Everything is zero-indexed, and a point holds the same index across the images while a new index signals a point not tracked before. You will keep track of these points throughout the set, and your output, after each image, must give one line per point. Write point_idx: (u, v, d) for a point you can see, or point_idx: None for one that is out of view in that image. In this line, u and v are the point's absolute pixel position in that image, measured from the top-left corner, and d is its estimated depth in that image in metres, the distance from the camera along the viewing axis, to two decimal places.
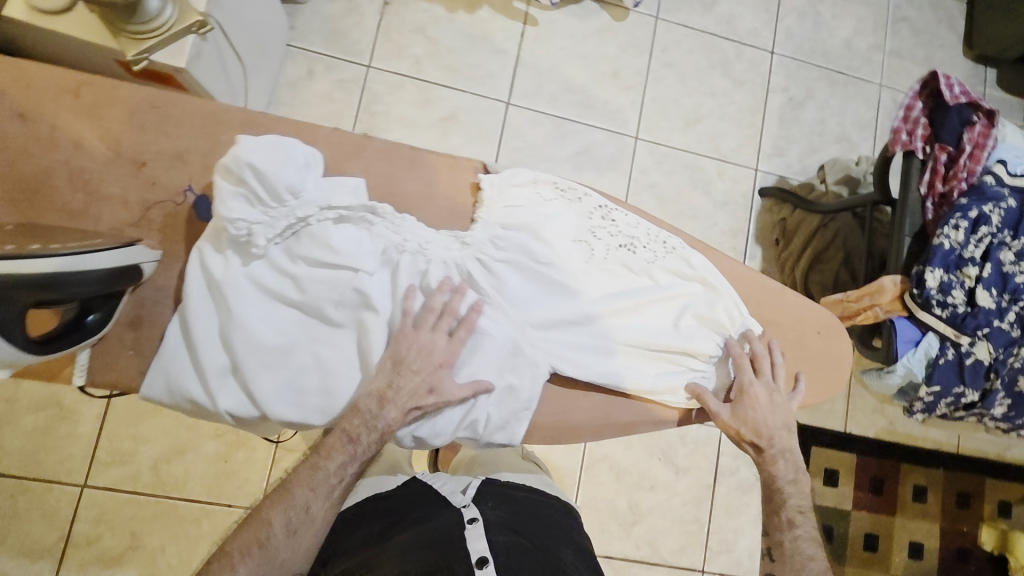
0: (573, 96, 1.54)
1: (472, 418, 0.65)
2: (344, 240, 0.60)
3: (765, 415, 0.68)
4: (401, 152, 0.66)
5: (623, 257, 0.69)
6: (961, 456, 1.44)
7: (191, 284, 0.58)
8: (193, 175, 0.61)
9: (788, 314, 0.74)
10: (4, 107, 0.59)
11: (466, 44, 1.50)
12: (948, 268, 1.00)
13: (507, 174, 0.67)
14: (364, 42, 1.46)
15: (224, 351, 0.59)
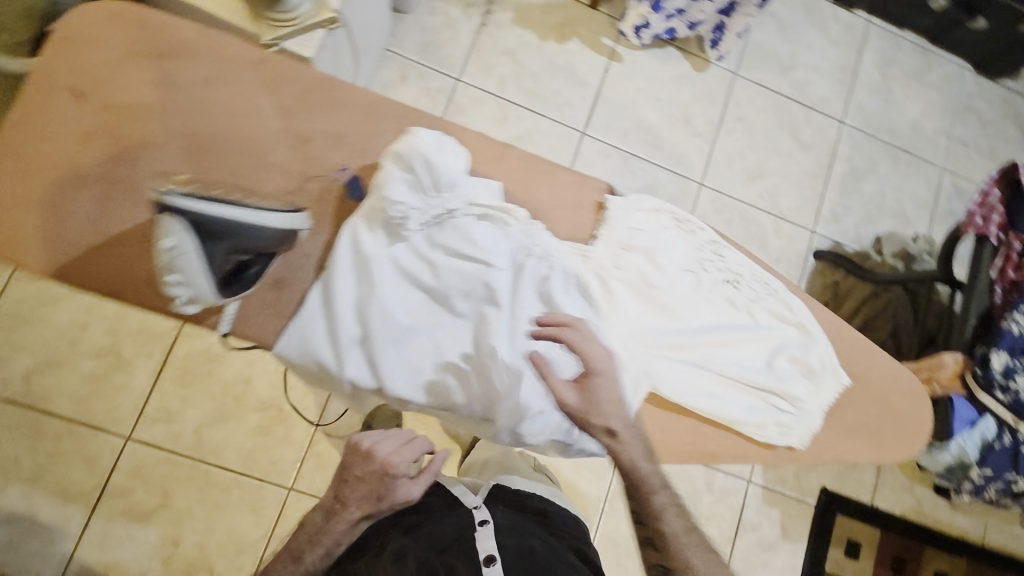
0: (645, 135, 1.59)
1: (569, 422, 0.67)
2: (483, 236, 0.64)
3: (611, 397, 0.65)
4: (539, 164, 0.70)
5: (728, 292, 0.72)
6: (987, 548, 1.41)
7: (339, 255, 0.62)
8: (350, 156, 0.66)
9: (876, 372, 0.76)
10: (196, 72, 0.64)
11: (552, 72, 1.57)
12: (1013, 353, 0.98)
13: (632, 199, 0.71)
14: (456, 56, 1.52)
15: (358, 323, 0.62)
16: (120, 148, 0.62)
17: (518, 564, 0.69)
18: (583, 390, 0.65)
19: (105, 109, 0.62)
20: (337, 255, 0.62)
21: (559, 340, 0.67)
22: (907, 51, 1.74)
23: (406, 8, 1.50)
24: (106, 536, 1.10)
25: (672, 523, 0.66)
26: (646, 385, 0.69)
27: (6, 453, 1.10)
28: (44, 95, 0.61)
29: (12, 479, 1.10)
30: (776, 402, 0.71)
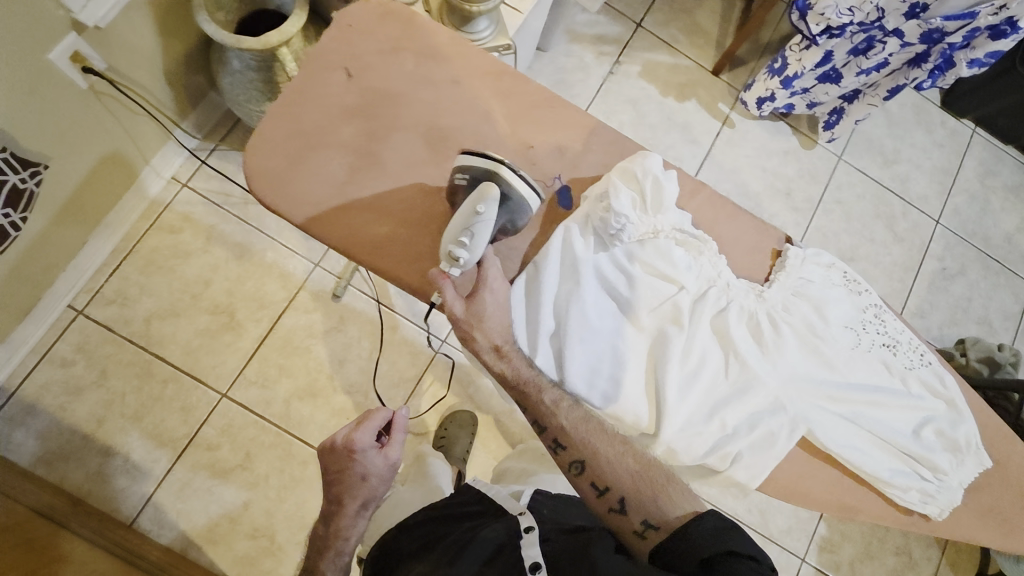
0: (745, 200, 1.65)
1: (723, 449, 0.70)
2: (680, 260, 0.69)
3: (487, 315, 0.65)
4: (726, 206, 0.76)
5: (885, 355, 0.75)
6: None
7: (551, 252, 0.67)
8: (564, 168, 0.73)
9: (1014, 462, 0.77)
10: (450, 72, 0.73)
11: (667, 127, 1.65)
12: None
13: (809, 251, 0.76)
14: (581, 96, 1.62)
15: (554, 318, 0.67)
16: (374, 125, 0.70)
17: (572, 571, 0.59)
18: (468, 305, 0.64)
19: (369, 91, 0.71)
20: (548, 252, 0.67)
21: (726, 369, 0.71)
22: (1010, 166, 1.78)
23: (545, 46, 1.61)
24: (185, 487, 1.11)
25: (569, 420, 0.65)
26: (801, 429, 0.71)
27: (113, 387, 1.12)
28: (324, 69, 0.70)
29: (113, 412, 1.12)
30: (917, 469, 0.73)
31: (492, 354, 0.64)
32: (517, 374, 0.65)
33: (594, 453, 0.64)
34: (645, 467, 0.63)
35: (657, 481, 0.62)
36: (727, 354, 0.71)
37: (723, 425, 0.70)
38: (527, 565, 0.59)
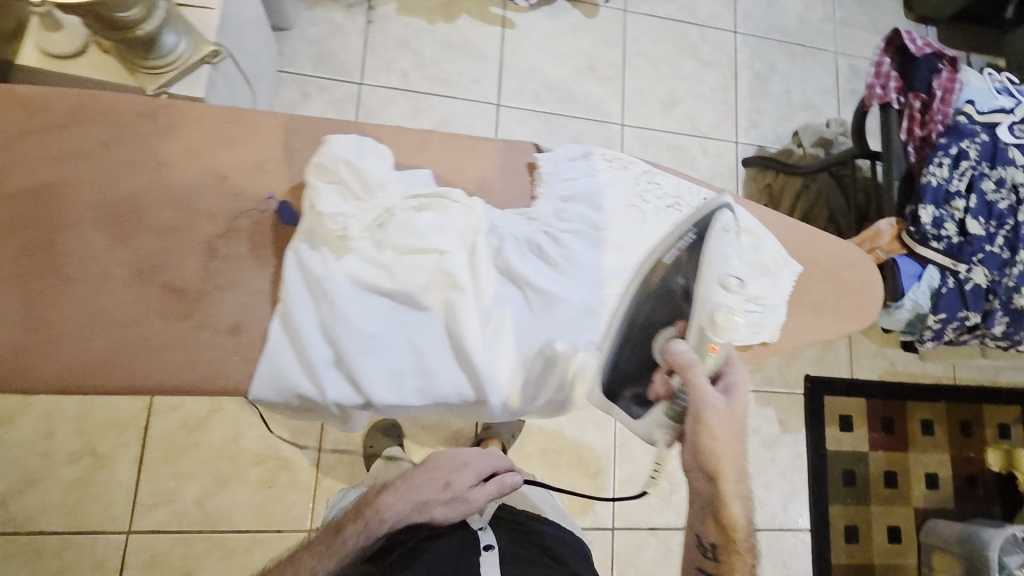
0: (556, 91, 1.63)
1: (558, 380, 0.69)
2: (428, 225, 0.64)
3: (726, 432, 0.63)
4: (463, 141, 0.72)
5: (675, 216, 0.75)
6: (954, 387, 1.84)
7: (290, 282, 0.61)
8: (273, 183, 0.65)
9: (823, 251, 0.81)
10: (90, 137, 0.61)
11: (451, 53, 1.60)
12: (938, 204, 1.15)
13: (561, 151, 0.74)
14: (352, 60, 1.55)
15: (328, 344, 0.62)
16: (33, 237, 0.59)
17: None
18: (722, 408, 0.64)
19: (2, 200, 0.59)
20: (291, 282, 0.61)
21: (529, 306, 0.69)
22: None
23: (289, 25, 1.50)
24: None
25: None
26: None
27: None
28: None
29: None
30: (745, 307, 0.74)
31: (736, 502, 0.65)
32: (737, 525, 0.65)
33: None
34: None
35: None
36: (524, 291, 0.68)
37: (546, 358, 0.68)
38: None
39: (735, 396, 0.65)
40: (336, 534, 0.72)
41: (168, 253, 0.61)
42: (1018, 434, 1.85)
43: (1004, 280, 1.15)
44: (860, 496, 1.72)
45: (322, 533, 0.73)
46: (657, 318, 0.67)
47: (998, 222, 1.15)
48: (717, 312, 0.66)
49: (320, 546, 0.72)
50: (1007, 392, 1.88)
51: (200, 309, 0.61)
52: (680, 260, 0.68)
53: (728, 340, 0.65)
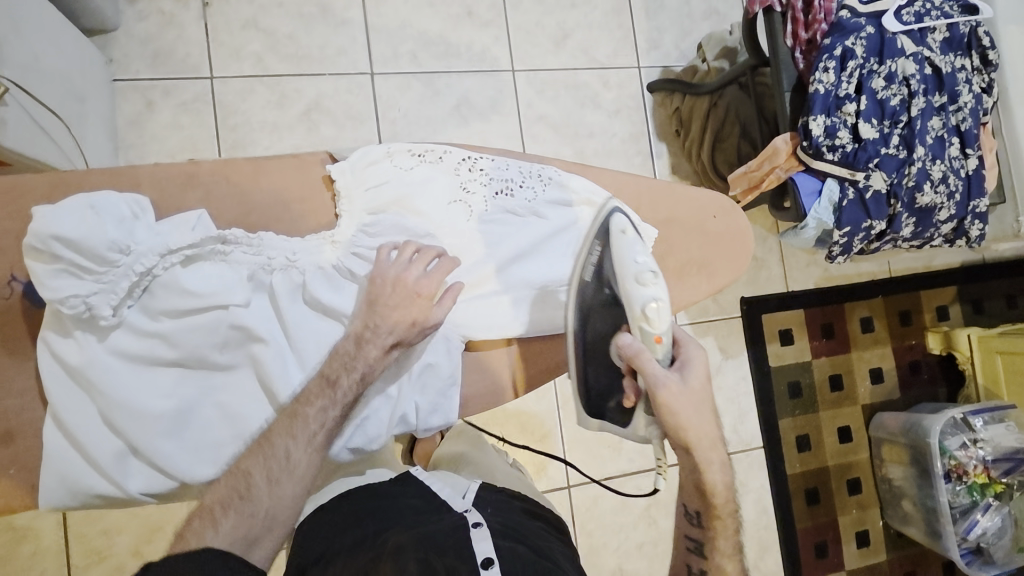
0: (434, 47, 1.56)
1: (403, 412, 0.80)
2: (196, 281, 0.71)
3: (684, 407, 0.73)
4: (240, 166, 0.79)
5: (500, 202, 0.83)
6: (892, 278, 1.84)
7: (53, 373, 0.71)
8: (13, 266, 0.73)
9: (684, 205, 0.88)
10: None
11: (306, 24, 1.48)
12: (830, 112, 1.07)
13: (359, 158, 0.80)
14: (195, 54, 1.41)
15: (117, 433, 0.71)
16: None
17: (516, 564, 0.70)
18: (677, 386, 0.73)
19: None
20: (52, 374, 0.71)
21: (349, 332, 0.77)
22: None
23: (111, 25, 1.35)
24: None
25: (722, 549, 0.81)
26: (454, 340, 0.82)
27: None
28: None
29: None
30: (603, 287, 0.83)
31: (712, 467, 0.78)
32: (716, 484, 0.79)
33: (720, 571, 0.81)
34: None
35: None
36: (341, 321, 0.77)
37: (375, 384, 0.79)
38: (480, 563, 0.69)
39: (689, 373, 0.75)
40: (331, 387, 0.72)
41: None
42: (956, 313, 1.87)
43: (905, 180, 1.10)
44: (807, 406, 1.75)
45: (312, 389, 0.71)
46: (607, 328, 0.79)
47: (892, 121, 1.08)
48: (648, 305, 0.75)
49: (322, 398, 0.72)
50: (944, 272, 1.88)
51: None
52: (598, 274, 0.80)
53: (668, 328, 0.74)
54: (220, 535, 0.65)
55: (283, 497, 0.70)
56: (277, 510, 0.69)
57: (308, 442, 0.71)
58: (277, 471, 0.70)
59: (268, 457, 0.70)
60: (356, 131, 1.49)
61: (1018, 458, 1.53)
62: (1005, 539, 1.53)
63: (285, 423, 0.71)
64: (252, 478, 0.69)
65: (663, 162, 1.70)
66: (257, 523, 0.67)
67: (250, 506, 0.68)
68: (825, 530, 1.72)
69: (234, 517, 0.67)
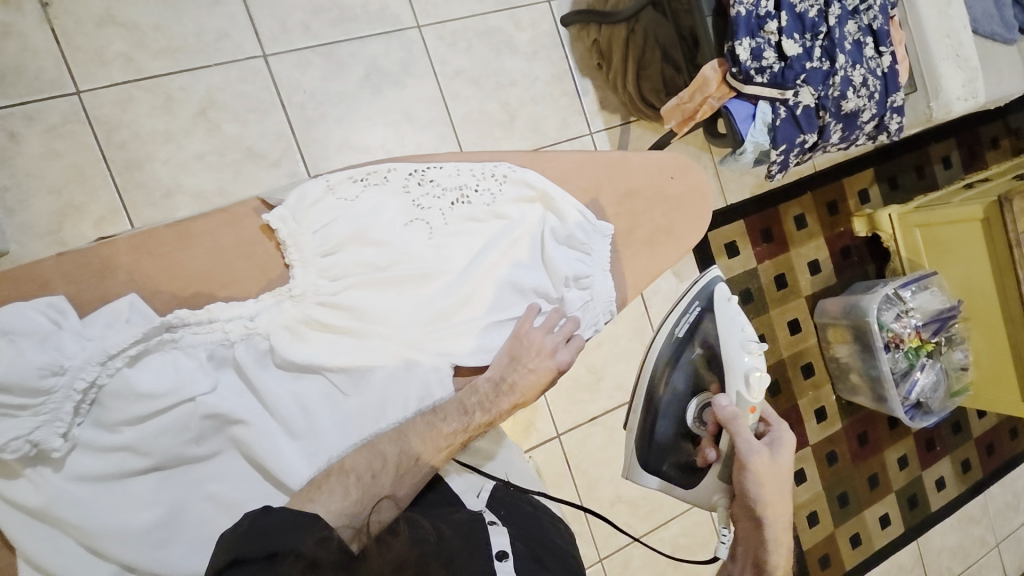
0: (327, 13, 1.40)
1: None
2: (149, 381, 0.67)
3: (768, 482, 0.89)
4: (163, 235, 0.76)
5: (460, 208, 0.84)
6: (818, 173, 1.92)
7: (16, 520, 0.66)
8: None
9: (645, 172, 0.96)
10: None
11: (174, 10, 1.29)
12: (754, 33, 1.06)
13: (296, 198, 0.78)
14: (50, 67, 1.21)
15: (108, 560, 0.69)
16: None
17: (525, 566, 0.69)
18: (767, 455, 0.90)
19: None
20: (10, 518, 0.66)
21: (337, 385, 0.76)
22: None
23: None
24: None
25: None
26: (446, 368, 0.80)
27: None
28: None
29: None
30: (574, 293, 0.89)
31: (778, 549, 0.87)
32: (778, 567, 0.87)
33: None
34: None
35: None
36: (323, 374, 0.76)
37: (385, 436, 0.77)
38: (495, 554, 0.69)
39: (777, 453, 0.92)
40: (466, 416, 0.76)
41: None
42: (875, 196, 1.99)
43: (831, 91, 1.11)
44: (760, 309, 1.86)
45: (450, 408, 0.76)
46: (688, 385, 1.01)
47: (812, 33, 1.09)
48: (750, 374, 0.99)
49: (456, 418, 0.76)
50: (861, 159, 1.98)
51: None
52: (692, 335, 1.01)
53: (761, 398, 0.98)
54: (353, 500, 0.67)
55: (406, 481, 0.71)
56: (393, 488, 0.70)
57: (434, 455, 0.73)
58: (404, 464, 0.72)
59: (403, 441, 0.73)
60: (265, 125, 1.35)
61: (943, 318, 1.70)
62: (939, 391, 1.74)
63: (423, 424, 0.74)
64: (385, 457, 0.71)
65: (591, 99, 1.65)
66: (369, 488, 0.69)
67: (379, 481, 0.69)
68: (789, 414, 1.88)
69: (360, 486, 0.68)
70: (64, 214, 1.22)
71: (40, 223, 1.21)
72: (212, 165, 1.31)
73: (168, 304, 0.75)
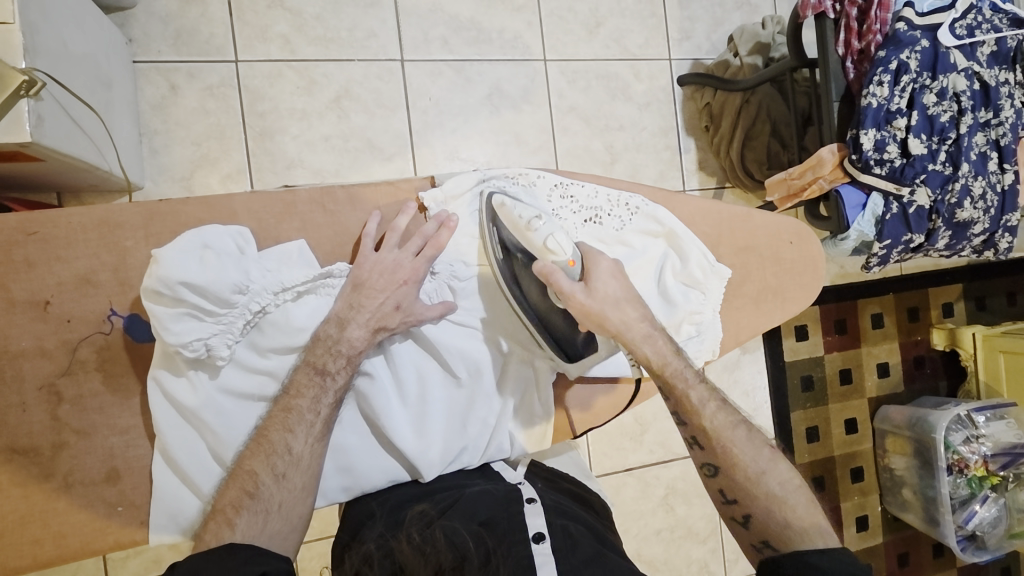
0: (466, 33, 1.51)
1: (499, 441, 0.89)
2: (302, 315, 0.81)
3: (596, 300, 0.81)
4: (331, 196, 0.89)
5: (589, 226, 0.93)
6: (904, 276, 1.88)
7: (160, 408, 0.80)
8: (114, 298, 0.82)
9: (761, 230, 1.00)
10: (35, 301, 0.79)
11: (334, 5, 1.41)
12: (880, 126, 1.07)
13: (454, 184, 0.91)
14: (219, 34, 1.34)
15: (218, 463, 0.81)
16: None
17: (569, 545, 0.65)
18: (582, 295, 0.81)
19: None
20: (163, 408, 0.80)
21: (450, 365, 0.88)
22: None
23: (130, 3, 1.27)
24: None
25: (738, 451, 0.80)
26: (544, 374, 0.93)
27: None
28: None
29: None
30: (686, 330, 0.94)
31: (642, 342, 0.82)
32: (659, 354, 0.82)
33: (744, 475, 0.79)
34: (786, 492, 0.78)
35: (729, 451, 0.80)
36: (441, 356, 0.87)
37: (481, 420, 0.88)
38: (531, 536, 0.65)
39: (595, 277, 0.83)
40: (321, 376, 0.78)
41: (81, 408, 0.81)
42: (960, 311, 1.92)
43: (947, 197, 1.12)
44: (819, 399, 1.80)
45: (302, 379, 0.78)
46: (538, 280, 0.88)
47: (939, 137, 1.09)
48: (547, 240, 0.84)
49: (313, 387, 0.78)
50: (951, 273, 1.93)
51: (70, 442, 0.81)
52: (503, 246, 0.89)
53: (570, 247, 0.84)
54: (266, 527, 0.71)
55: (294, 487, 0.75)
56: (280, 497, 0.73)
57: (307, 433, 0.77)
58: (283, 466, 0.75)
59: (270, 454, 0.74)
60: (388, 121, 1.45)
61: (1015, 453, 1.61)
62: (998, 528, 1.63)
63: (280, 419, 0.76)
64: (258, 476, 0.73)
65: (691, 157, 1.69)
66: (276, 517, 0.72)
67: (263, 502, 0.72)
68: (830, 515, 1.80)
69: (251, 507, 0.71)
70: (198, 165, 1.34)
71: (177, 169, 1.32)
72: (335, 148, 1.41)
73: (328, 255, 0.88)
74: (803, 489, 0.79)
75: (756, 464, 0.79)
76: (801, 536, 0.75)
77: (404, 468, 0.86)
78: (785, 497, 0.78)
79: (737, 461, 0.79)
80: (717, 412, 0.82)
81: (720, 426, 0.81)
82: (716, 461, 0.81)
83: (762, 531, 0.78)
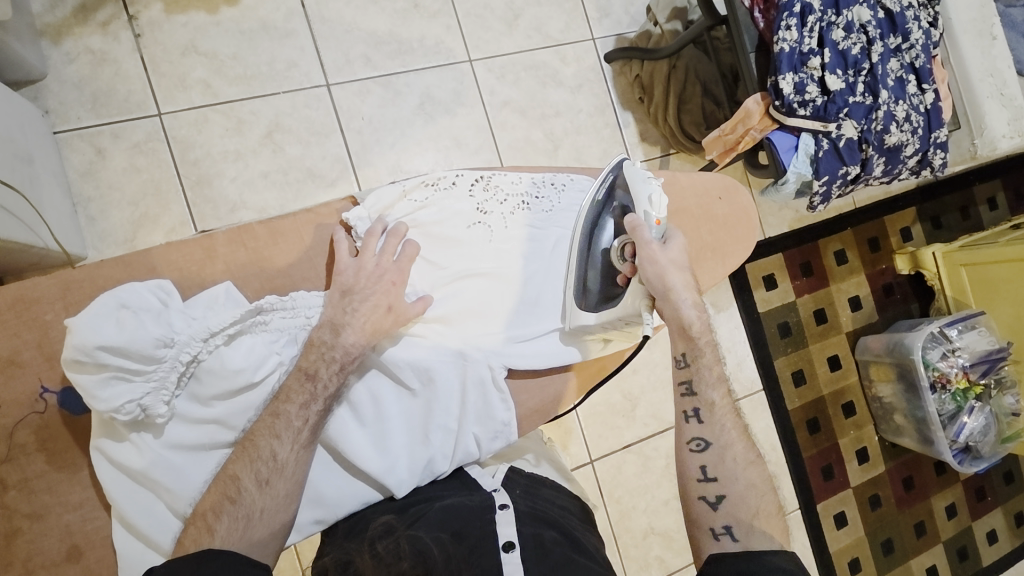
0: (386, 46, 1.50)
1: (468, 446, 0.90)
2: (237, 356, 0.80)
3: (660, 263, 0.87)
4: (251, 233, 0.91)
5: (521, 212, 1.01)
6: (859, 208, 1.92)
7: (105, 473, 0.79)
8: (42, 375, 0.81)
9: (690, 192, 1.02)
10: None
11: (249, 41, 1.40)
12: (796, 69, 1.10)
13: (374, 201, 0.95)
14: (137, 90, 1.32)
15: (178, 519, 0.80)
16: None
17: (540, 552, 0.65)
18: (656, 249, 0.87)
19: None
20: (111, 475, 0.79)
21: (405, 382, 0.89)
22: None
23: (39, 73, 1.26)
24: None
25: (730, 440, 0.84)
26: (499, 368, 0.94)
27: None
28: None
29: None
30: None
31: (686, 306, 0.86)
32: (694, 324, 0.86)
33: (726, 467, 0.83)
34: (761, 488, 0.82)
35: (722, 443, 0.84)
36: (393, 373, 0.88)
37: (446, 428, 0.89)
38: (502, 545, 0.66)
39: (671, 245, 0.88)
40: (311, 382, 0.78)
41: (28, 488, 0.81)
42: (918, 233, 1.97)
43: (873, 125, 1.14)
44: (797, 342, 1.83)
45: (292, 385, 0.78)
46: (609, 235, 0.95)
47: (855, 70, 1.12)
48: (652, 197, 0.91)
49: (302, 393, 0.78)
50: (902, 197, 1.97)
51: (24, 528, 0.80)
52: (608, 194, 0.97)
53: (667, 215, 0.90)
54: (247, 534, 0.72)
55: (277, 493, 0.75)
56: (263, 497, 0.74)
57: (294, 439, 0.76)
58: (267, 472, 0.75)
59: (255, 459, 0.74)
60: (324, 148, 1.44)
61: (992, 359, 1.63)
62: (989, 436, 1.67)
63: (268, 424, 0.76)
64: (241, 481, 0.73)
65: (633, 131, 1.71)
66: (258, 523, 0.73)
67: (245, 507, 0.73)
68: (829, 453, 1.83)
69: (230, 515, 0.71)
70: (139, 224, 1.32)
71: (117, 232, 1.30)
72: (275, 183, 1.40)
73: (258, 291, 0.90)
74: (772, 491, 0.83)
75: (744, 456, 0.83)
76: (765, 529, 0.78)
77: (376, 489, 0.86)
78: (756, 490, 0.82)
79: (726, 442, 0.84)
80: (723, 396, 0.86)
81: (721, 410, 0.85)
82: (711, 438, 0.84)
83: (728, 515, 0.80)
